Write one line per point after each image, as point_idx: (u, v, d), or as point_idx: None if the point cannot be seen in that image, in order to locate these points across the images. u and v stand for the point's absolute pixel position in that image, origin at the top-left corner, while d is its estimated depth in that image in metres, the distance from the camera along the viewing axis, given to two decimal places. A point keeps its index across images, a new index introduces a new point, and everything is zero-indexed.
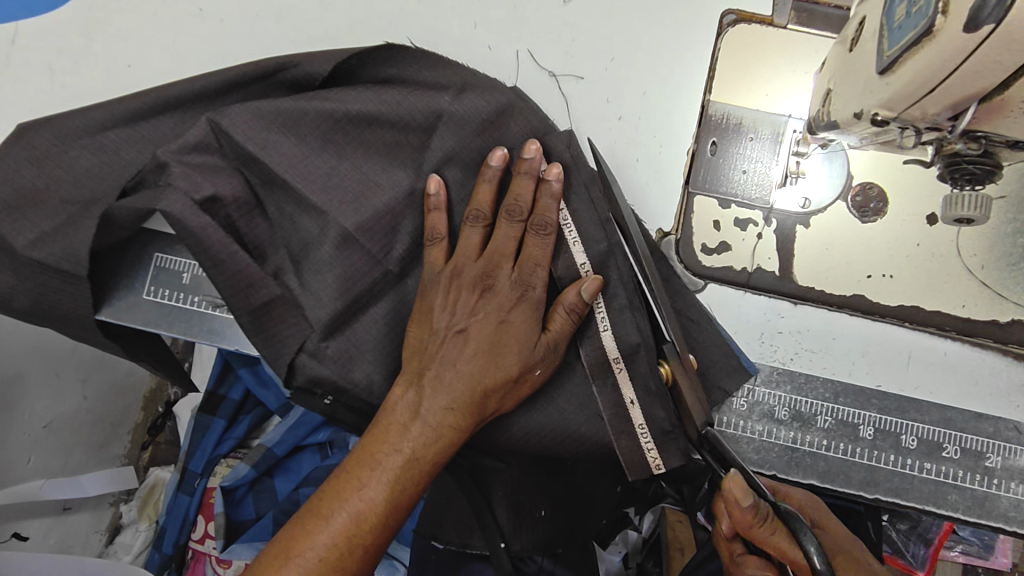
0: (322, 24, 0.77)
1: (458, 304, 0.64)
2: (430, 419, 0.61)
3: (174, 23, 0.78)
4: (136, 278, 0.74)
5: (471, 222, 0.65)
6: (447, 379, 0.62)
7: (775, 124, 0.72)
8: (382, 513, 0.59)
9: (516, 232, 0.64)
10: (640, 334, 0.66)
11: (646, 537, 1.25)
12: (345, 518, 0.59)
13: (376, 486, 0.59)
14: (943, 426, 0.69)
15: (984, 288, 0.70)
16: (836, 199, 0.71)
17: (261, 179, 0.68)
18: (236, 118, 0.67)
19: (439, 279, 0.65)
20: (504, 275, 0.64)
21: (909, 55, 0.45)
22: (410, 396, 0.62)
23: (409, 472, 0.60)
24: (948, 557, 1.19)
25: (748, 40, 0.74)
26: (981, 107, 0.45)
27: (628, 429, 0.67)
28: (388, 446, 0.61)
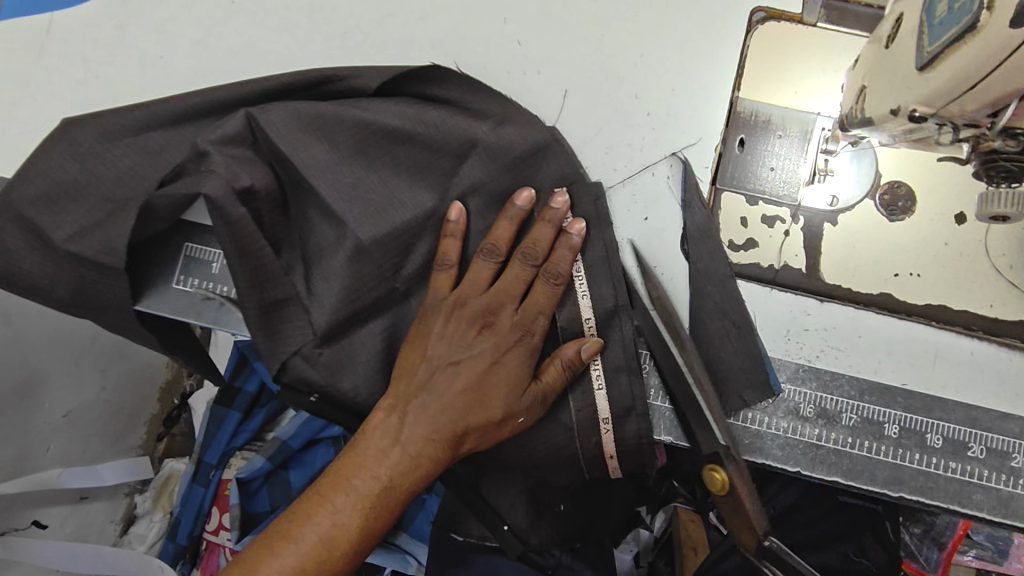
0: (354, 17, 0.78)
1: (456, 336, 0.67)
2: (410, 445, 0.65)
3: (206, 15, 0.79)
4: (165, 266, 0.75)
5: (484, 257, 0.68)
6: (431, 408, 0.65)
7: (804, 123, 0.73)
8: (353, 538, 0.63)
9: (527, 275, 0.67)
10: (632, 397, 0.70)
11: (658, 536, 1.24)
12: (315, 539, 0.62)
13: (348, 508, 0.63)
14: (969, 425, 0.69)
15: (1011, 287, 0.70)
16: (864, 197, 0.72)
17: (289, 179, 0.70)
18: (274, 116, 0.69)
19: (442, 308, 0.68)
20: (506, 314, 0.67)
21: (949, 52, 0.45)
22: (391, 421, 0.66)
23: (379, 499, 0.64)
24: (963, 562, 1.18)
25: (777, 38, 0.74)
26: (1022, 104, 0.45)
27: (602, 436, 0.71)
28: (365, 471, 0.64)
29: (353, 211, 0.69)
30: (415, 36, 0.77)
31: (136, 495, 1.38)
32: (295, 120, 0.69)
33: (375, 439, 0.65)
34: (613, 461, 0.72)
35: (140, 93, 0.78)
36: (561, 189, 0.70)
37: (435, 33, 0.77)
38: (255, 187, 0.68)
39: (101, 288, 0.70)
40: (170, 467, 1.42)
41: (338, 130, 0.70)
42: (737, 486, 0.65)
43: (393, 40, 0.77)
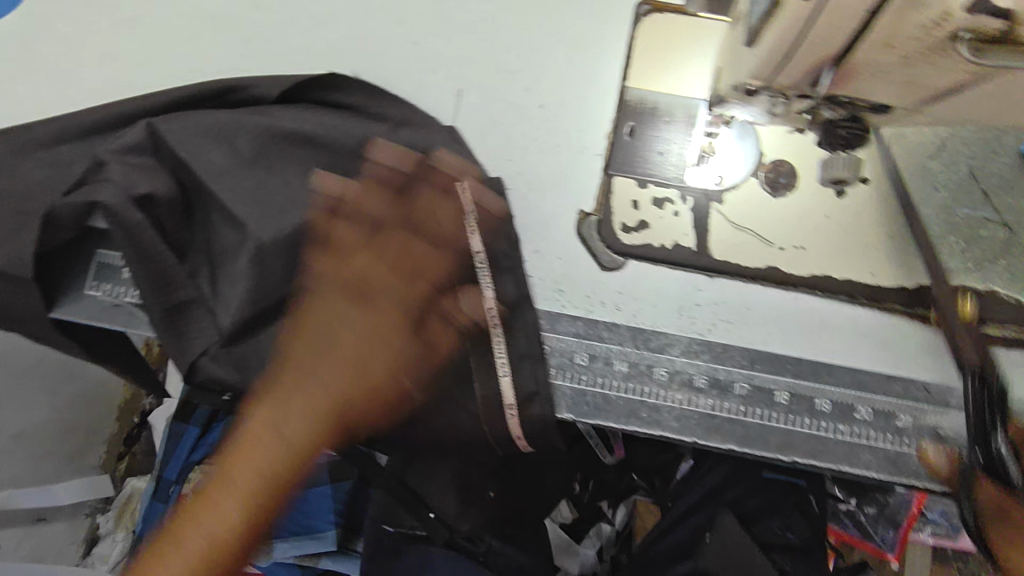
0: (255, 24, 0.81)
1: (354, 261, 0.62)
2: (320, 401, 0.59)
3: (114, 30, 0.82)
4: (80, 275, 0.77)
5: (420, 185, 0.65)
6: (305, 396, 0.58)
7: (689, 108, 0.75)
8: (236, 536, 0.57)
9: (430, 209, 0.65)
10: (536, 383, 0.71)
11: (619, 529, 1.15)
12: (204, 540, 0.56)
13: (191, 549, 0.56)
14: (855, 389, 0.72)
15: (890, 257, 0.74)
16: (749, 176, 0.75)
17: (193, 183, 0.72)
18: (174, 126, 0.72)
19: (320, 246, 0.64)
20: (417, 245, 0.64)
21: (763, 26, 0.48)
22: (269, 378, 0.60)
23: (291, 459, 0.58)
24: (919, 539, 1.19)
25: (662, 29, 0.76)
26: (836, 72, 0.48)
27: (507, 421, 0.71)
28: (269, 433, 0.58)
29: (255, 210, 0.69)
30: (315, 42, 0.80)
31: (99, 515, 1.34)
32: (196, 131, 0.72)
33: (237, 468, 0.57)
34: (521, 442, 0.72)
35: (51, 107, 0.80)
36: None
37: (334, 37, 0.80)
38: (159, 191, 0.70)
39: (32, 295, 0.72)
40: (134, 485, 1.36)
41: (240, 135, 0.72)
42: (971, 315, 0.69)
43: (295, 44, 0.80)
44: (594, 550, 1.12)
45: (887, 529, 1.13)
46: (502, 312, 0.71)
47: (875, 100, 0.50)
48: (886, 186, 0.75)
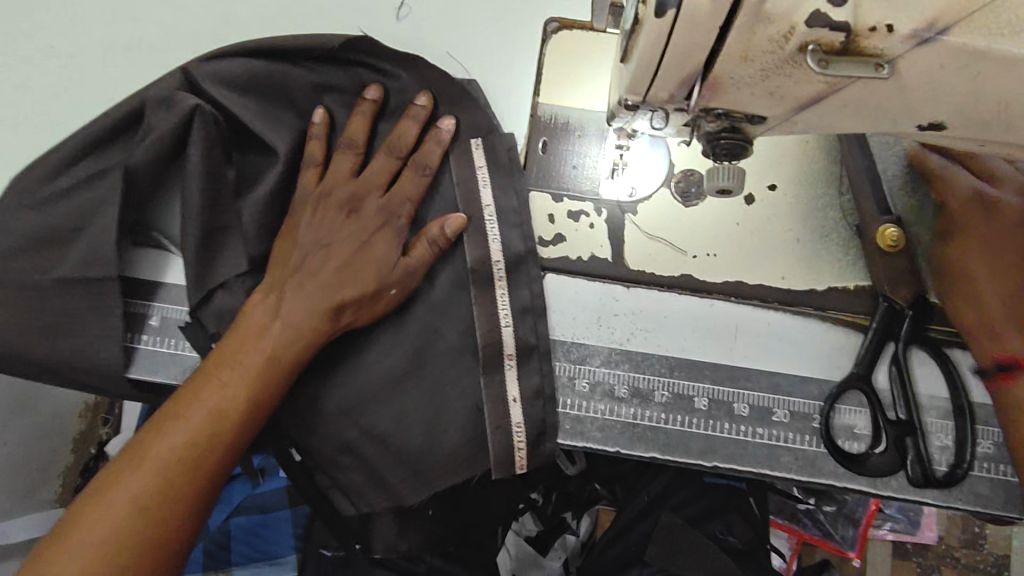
0: (171, 51, 0.80)
1: (324, 221, 0.67)
2: (291, 320, 0.63)
3: (26, 61, 0.80)
4: (138, 329, 0.73)
5: (386, 151, 0.69)
6: (305, 289, 0.64)
7: (599, 122, 0.77)
8: (243, 413, 0.61)
9: (393, 165, 0.69)
10: (537, 337, 0.72)
11: (584, 541, 1.13)
12: (203, 416, 0.59)
13: (194, 424, 0.59)
14: (772, 392, 0.73)
15: (801, 260, 0.75)
16: (660, 186, 0.76)
17: (232, 123, 0.71)
18: (212, 71, 0.69)
19: (308, 200, 0.68)
20: (370, 201, 0.68)
21: (632, 43, 0.49)
22: (270, 301, 0.65)
23: (270, 366, 0.62)
24: (879, 535, 1.20)
25: (571, 45, 0.78)
26: (704, 84, 0.49)
27: (505, 372, 0.71)
28: (250, 345, 0.63)
29: (282, 136, 0.70)
30: None
31: None
32: (238, 63, 0.69)
33: (248, 348, 0.62)
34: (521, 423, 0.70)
35: None
36: (477, 141, 0.71)
37: None
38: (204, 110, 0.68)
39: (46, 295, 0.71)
40: None
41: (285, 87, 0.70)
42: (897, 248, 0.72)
43: None
44: (559, 562, 1.10)
45: (846, 527, 1.15)
46: (506, 263, 0.71)
47: (748, 111, 0.51)
48: (795, 189, 0.76)
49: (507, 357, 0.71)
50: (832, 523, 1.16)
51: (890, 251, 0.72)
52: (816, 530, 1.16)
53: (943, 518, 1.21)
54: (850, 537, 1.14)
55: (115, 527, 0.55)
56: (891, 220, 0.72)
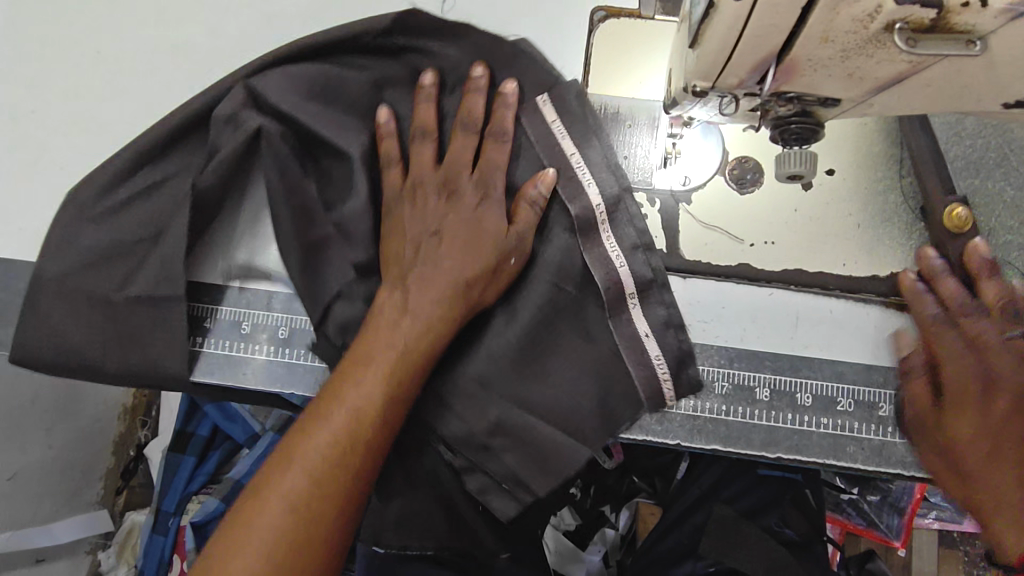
0: (218, 53, 0.80)
1: (426, 209, 0.65)
2: (420, 312, 0.60)
3: (76, 65, 0.80)
4: (197, 332, 0.75)
5: (463, 128, 0.66)
6: (428, 282, 0.61)
7: (651, 110, 0.76)
8: (383, 409, 0.57)
9: (473, 142, 0.66)
10: (653, 270, 0.66)
11: (624, 534, 1.14)
12: (346, 415, 0.55)
13: (335, 428, 0.55)
14: (835, 381, 0.72)
15: (862, 245, 0.74)
16: (714, 174, 0.75)
17: (299, 134, 0.70)
18: (271, 82, 0.68)
19: (402, 195, 0.66)
20: (464, 179, 0.65)
21: (704, 29, 0.48)
22: (396, 295, 0.62)
23: (406, 360, 0.59)
24: (923, 524, 1.18)
25: (621, 34, 0.77)
26: (778, 68, 0.48)
27: (631, 312, 0.67)
28: (384, 340, 0.59)
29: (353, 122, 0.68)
30: None
31: (100, 551, 1.32)
32: (294, 80, 0.68)
33: (373, 348, 0.59)
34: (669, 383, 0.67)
35: (16, 149, 0.79)
36: (545, 97, 0.66)
37: None
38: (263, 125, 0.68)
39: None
40: (132, 518, 1.35)
41: (341, 89, 0.69)
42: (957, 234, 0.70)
43: None
44: (599, 555, 1.11)
45: (892, 515, 1.12)
46: (606, 205, 0.66)
47: (822, 94, 0.50)
48: (854, 174, 0.74)
49: (630, 298, 0.67)
50: (878, 511, 1.13)
51: (958, 232, 0.70)
52: (861, 519, 1.14)
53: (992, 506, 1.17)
54: (896, 526, 1.11)
55: (273, 548, 0.50)
56: (955, 199, 0.70)
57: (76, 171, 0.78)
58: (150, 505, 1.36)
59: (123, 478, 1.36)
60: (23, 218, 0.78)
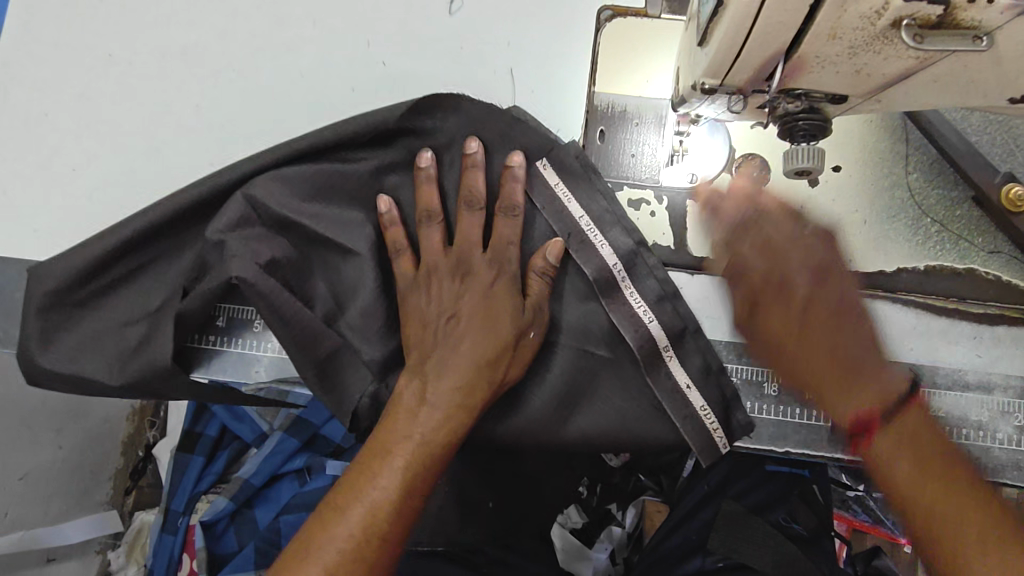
0: (227, 55, 0.80)
1: (441, 292, 0.64)
2: (438, 403, 0.58)
3: (87, 69, 0.81)
4: (209, 330, 0.75)
5: (467, 208, 0.65)
6: (447, 368, 0.60)
7: (658, 108, 0.76)
8: (396, 508, 0.56)
9: (480, 218, 0.65)
10: (683, 319, 0.66)
11: (630, 533, 1.13)
12: (360, 516, 0.55)
13: (351, 527, 0.55)
14: None
15: (870, 241, 0.74)
16: (721, 172, 0.76)
17: (302, 239, 0.68)
18: (268, 190, 0.66)
19: (417, 283, 0.65)
20: (477, 256, 0.64)
21: (714, 26, 0.49)
22: (414, 384, 0.60)
23: (422, 455, 0.57)
24: None
25: (626, 33, 0.77)
26: (786, 65, 0.49)
27: (670, 364, 0.66)
28: (400, 432, 0.58)
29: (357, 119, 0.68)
30: (287, 68, 0.80)
31: (110, 551, 1.33)
32: (291, 189, 0.67)
33: (397, 424, 0.59)
34: (721, 432, 0.66)
35: (28, 151, 0.80)
36: (544, 161, 0.67)
37: (306, 62, 0.80)
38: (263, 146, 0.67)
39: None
40: (141, 518, 1.35)
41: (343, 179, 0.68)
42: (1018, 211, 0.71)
43: (265, 74, 0.80)
44: (606, 554, 1.10)
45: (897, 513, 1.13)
46: (623, 263, 0.66)
47: (830, 90, 0.50)
48: (860, 170, 0.75)
49: (664, 349, 0.65)
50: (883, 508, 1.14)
51: (1015, 211, 0.71)
52: (867, 516, 1.15)
53: None
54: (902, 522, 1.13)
55: None
56: (1011, 180, 0.71)
57: (88, 173, 0.79)
58: (159, 505, 1.36)
59: (132, 479, 1.37)
60: (36, 220, 0.78)
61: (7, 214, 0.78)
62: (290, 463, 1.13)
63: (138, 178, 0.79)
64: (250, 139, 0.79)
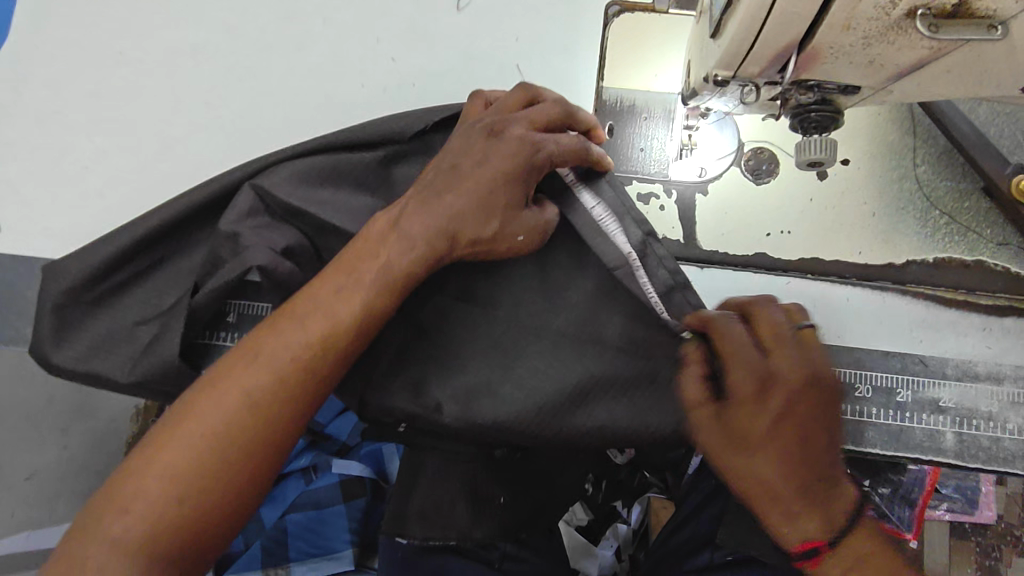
0: (238, 52, 0.81)
1: (450, 156, 0.58)
2: (404, 235, 0.56)
3: (97, 65, 0.81)
4: (219, 326, 0.75)
5: (474, 131, 0.58)
6: (428, 204, 0.56)
7: (667, 103, 0.77)
8: (325, 353, 0.54)
9: (491, 126, 0.57)
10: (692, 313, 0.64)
11: (635, 529, 1.22)
12: (291, 353, 0.53)
13: (281, 360, 0.53)
14: (854, 367, 0.71)
15: (879, 234, 0.74)
16: (730, 165, 0.76)
17: (313, 227, 0.66)
18: (277, 179, 0.66)
19: (414, 192, 0.58)
20: (495, 149, 0.56)
21: (728, 18, 0.50)
22: (395, 209, 0.57)
23: (372, 304, 0.55)
24: (937, 516, 1.16)
25: (634, 29, 0.78)
26: (800, 57, 0.49)
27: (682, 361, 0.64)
28: (362, 262, 0.55)
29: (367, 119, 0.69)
30: (296, 64, 0.80)
31: None
32: (305, 182, 0.66)
33: (324, 287, 0.55)
34: None
35: (39, 149, 0.80)
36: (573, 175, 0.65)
37: (315, 57, 0.80)
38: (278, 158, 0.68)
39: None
40: None
41: (350, 172, 0.68)
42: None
43: (276, 70, 0.80)
44: (610, 550, 1.16)
45: None
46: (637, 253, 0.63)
47: (843, 81, 0.51)
48: (868, 164, 0.75)
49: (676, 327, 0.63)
50: None
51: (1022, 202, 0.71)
52: None
53: (1005, 498, 1.16)
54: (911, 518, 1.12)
55: (178, 475, 0.50)
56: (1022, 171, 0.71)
57: (99, 170, 0.79)
58: None
59: None
60: (47, 218, 0.79)
61: (18, 212, 0.78)
62: (295, 462, 1.13)
63: (149, 175, 0.79)
64: (261, 135, 0.79)
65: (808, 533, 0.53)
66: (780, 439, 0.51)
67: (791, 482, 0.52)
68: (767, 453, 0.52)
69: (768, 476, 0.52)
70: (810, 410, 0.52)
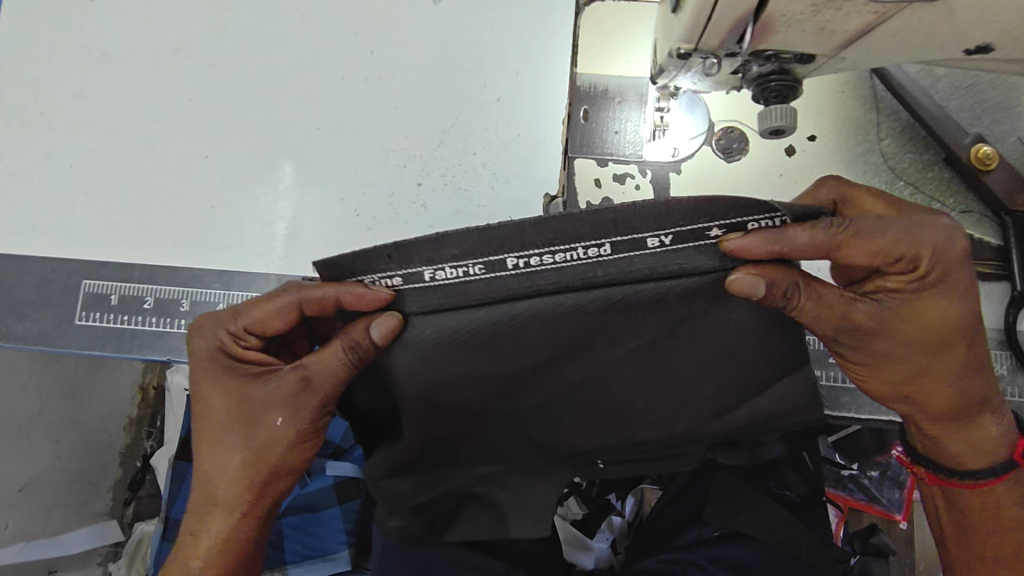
0: (218, 51, 0.83)
1: (224, 393, 0.55)
2: (240, 465, 0.55)
3: (82, 68, 0.82)
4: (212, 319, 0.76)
5: (243, 337, 0.55)
6: (216, 463, 0.55)
7: (638, 86, 0.79)
8: (286, 459, 0.55)
9: (227, 354, 0.55)
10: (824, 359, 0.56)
11: (631, 522, 1.16)
12: (252, 476, 0.55)
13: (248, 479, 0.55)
14: None
15: None
16: (702, 144, 0.77)
17: None
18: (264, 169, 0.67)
19: (218, 422, 0.55)
20: (224, 401, 0.55)
21: None
22: (224, 437, 0.55)
23: (288, 446, 0.55)
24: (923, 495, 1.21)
25: (605, 15, 0.81)
26: (755, 28, 0.52)
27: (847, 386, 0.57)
28: (261, 423, 0.54)
29: None
30: (277, 61, 0.82)
31: (111, 563, 1.31)
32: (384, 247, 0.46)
33: (221, 447, 0.55)
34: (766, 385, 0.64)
35: (25, 152, 0.80)
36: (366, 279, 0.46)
37: (295, 54, 0.82)
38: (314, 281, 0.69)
39: (132, 273, 0.78)
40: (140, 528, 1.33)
41: None
42: (994, 165, 0.73)
43: (257, 66, 0.82)
44: (606, 544, 1.12)
45: (892, 489, 1.19)
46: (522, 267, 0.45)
47: (798, 50, 0.54)
48: (833, 138, 0.78)
49: (650, 237, 0.45)
50: (878, 486, 1.20)
51: (984, 171, 0.74)
52: (863, 494, 1.20)
53: None
54: (897, 498, 1.18)
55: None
56: (980, 140, 0.74)
57: (84, 169, 0.80)
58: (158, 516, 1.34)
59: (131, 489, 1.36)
60: (36, 216, 0.79)
61: (4, 212, 0.79)
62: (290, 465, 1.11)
63: (135, 172, 0.80)
64: (244, 131, 0.81)
65: (984, 444, 0.58)
66: (942, 340, 0.51)
67: (966, 370, 0.54)
68: (964, 356, 0.53)
69: (946, 382, 0.54)
70: (950, 289, 0.50)
